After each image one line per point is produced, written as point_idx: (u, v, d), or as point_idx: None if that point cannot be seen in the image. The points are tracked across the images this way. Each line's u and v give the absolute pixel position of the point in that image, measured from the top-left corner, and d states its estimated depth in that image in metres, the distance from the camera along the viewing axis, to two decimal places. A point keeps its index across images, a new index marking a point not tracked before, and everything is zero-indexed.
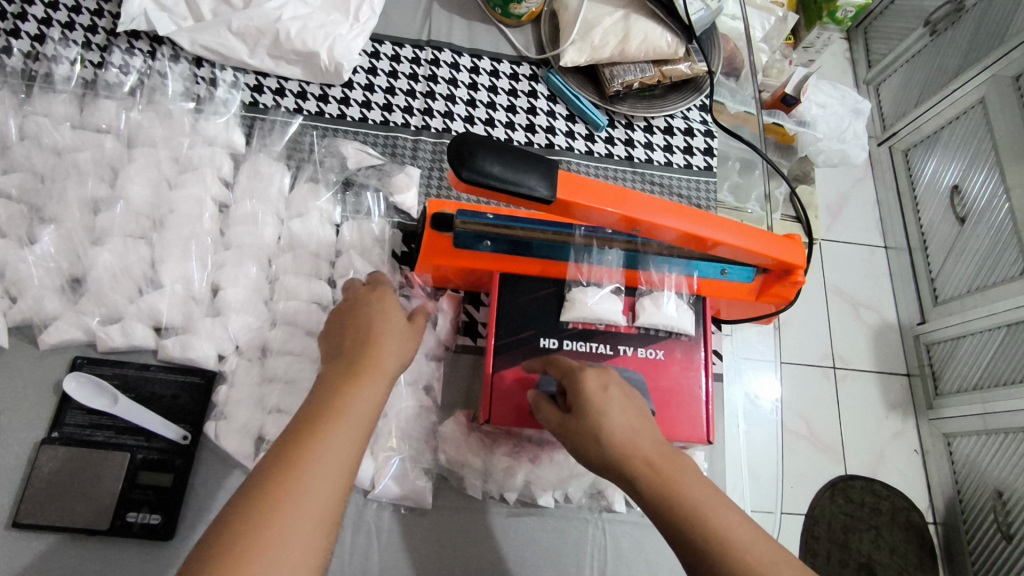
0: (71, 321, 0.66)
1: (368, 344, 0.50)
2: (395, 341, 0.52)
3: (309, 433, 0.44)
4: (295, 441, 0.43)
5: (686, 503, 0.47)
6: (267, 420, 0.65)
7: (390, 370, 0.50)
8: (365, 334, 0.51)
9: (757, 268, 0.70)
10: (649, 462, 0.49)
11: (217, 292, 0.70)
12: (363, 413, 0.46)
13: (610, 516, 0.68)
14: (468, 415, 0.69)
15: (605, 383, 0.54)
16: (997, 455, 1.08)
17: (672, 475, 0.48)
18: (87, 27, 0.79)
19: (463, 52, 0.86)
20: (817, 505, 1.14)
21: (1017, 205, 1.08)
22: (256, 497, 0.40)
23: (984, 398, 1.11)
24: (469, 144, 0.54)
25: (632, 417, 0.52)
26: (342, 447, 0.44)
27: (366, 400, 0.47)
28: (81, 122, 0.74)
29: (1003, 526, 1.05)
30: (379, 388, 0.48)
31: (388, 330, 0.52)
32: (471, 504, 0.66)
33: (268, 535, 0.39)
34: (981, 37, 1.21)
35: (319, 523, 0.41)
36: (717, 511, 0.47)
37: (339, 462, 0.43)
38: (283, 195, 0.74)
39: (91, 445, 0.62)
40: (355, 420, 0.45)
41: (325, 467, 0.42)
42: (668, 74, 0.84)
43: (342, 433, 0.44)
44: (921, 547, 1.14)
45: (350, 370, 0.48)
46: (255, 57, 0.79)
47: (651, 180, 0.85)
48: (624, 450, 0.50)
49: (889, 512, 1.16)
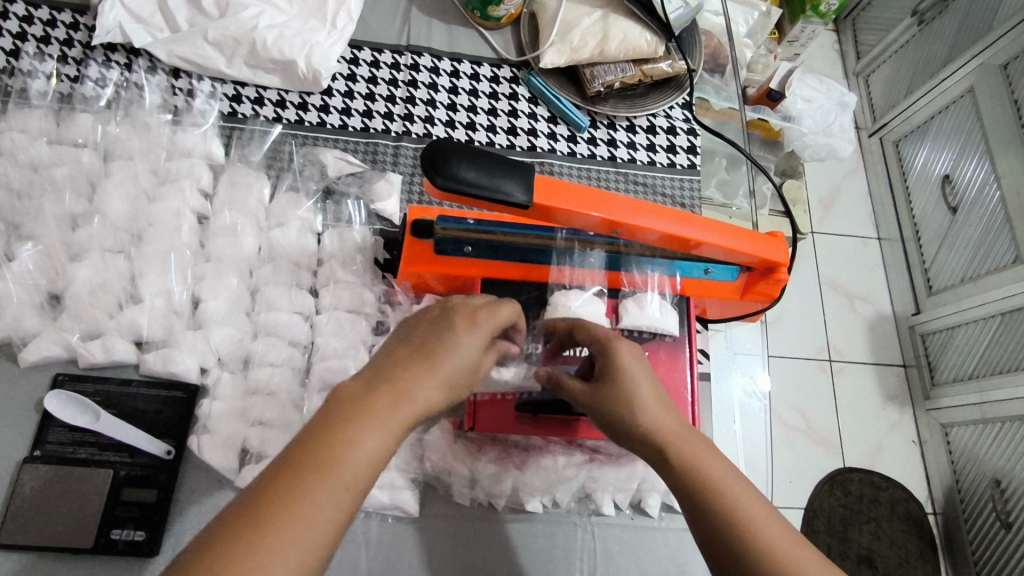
0: (52, 338, 0.65)
1: (401, 373, 0.44)
2: (437, 377, 0.44)
3: (296, 480, 0.37)
4: (276, 489, 0.37)
5: (705, 480, 0.46)
6: (250, 433, 0.65)
7: (417, 412, 0.43)
8: (407, 361, 0.45)
9: (740, 266, 0.70)
10: (672, 438, 0.49)
11: (197, 305, 0.69)
12: (361, 466, 0.39)
13: (600, 519, 0.67)
14: (454, 421, 0.68)
15: (636, 358, 0.53)
16: (995, 444, 1.07)
17: (696, 454, 0.48)
18: (62, 40, 0.79)
19: (442, 56, 0.86)
20: (815, 499, 1.13)
21: (1009, 193, 1.08)
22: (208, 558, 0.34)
23: (980, 387, 1.11)
24: (443, 151, 0.54)
25: (658, 394, 0.51)
26: (323, 507, 0.37)
27: (373, 448, 0.40)
28: (58, 137, 0.73)
29: (1002, 515, 1.04)
30: (392, 435, 0.41)
31: (435, 362, 0.45)
32: (459, 511, 0.66)
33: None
34: (968, 26, 1.20)
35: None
36: (737, 492, 0.46)
37: (318, 524, 0.36)
38: (263, 205, 0.74)
39: (74, 462, 0.62)
40: (349, 476, 0.38)
41: (296, 535, 0.35)
42: (649, 73, 0.83)
43: (328, 491, 0.37)
44: (921, 538, 1.14)
45: (367, 403, 0.41)
46: (232, 67, 0.78)
47: (635, 180, 0.84)
48: (646, 423, 0.49)
49: (888, 504, 1.15)
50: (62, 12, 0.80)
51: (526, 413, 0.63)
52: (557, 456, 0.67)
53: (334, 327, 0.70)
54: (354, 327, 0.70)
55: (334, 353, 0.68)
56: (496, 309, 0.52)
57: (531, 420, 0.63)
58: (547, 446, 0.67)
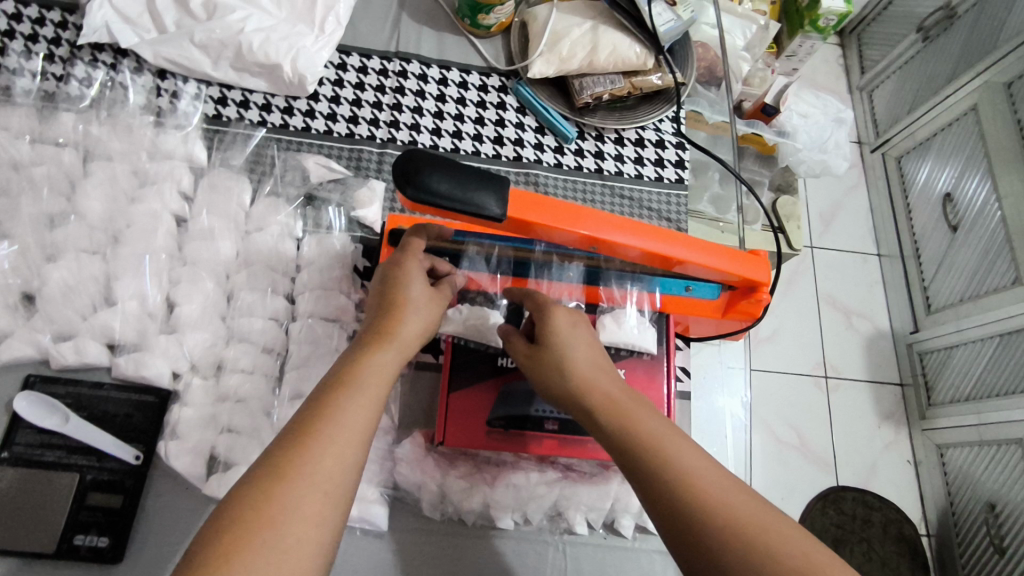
0: (24, 339, 0.65)
1: (386, 314, 0.53)
2: (417, 306, 0.54)
3: (321, 404, 0.46)
4: (308, 413, 0.45)
5: (638, 434, 0.47)
6: (219, 439, 0.64)
7: (409, 338, 0.53)
8: (385, 305, 0.54)
9: (722, 285, 0.69)
10: (607, 398, 0.50)
11: (172, 308, 0.68)
12: (376, 380, 0.48)
13: (572, 538, 0.66)
14: (426, 435, 0.67)
15: (574, 321, 0.55)
16: (990, 467, 1.05)
17: (629, 411, 0.49)
18: (50, 39, 0.79)
19: (431, 63, 0.85)
20: (809, 519, 1.11)
21: (1010, 215, 1.06)
22: (270, 472, 0.42)
23: (976, 409, 1.09)
24: (416, 161, 0.53)
25: (595, 356, 0.53)
26: (352, 418, 0.45)
27: (379, 369, 0.49)
28: (40, 135, 0.73)
29: (996, 540, 1.02)
30: (392, 358, 0.50)
31: (406, 300, 0.54)
32: (429, 525, 0.65)
33: (276, 505, 0.40)
34: (972, 45, 1.19)
35: (326, 495, 0.42)
36: (683, 454, 0.46)
37: (349, 433, 0.45)
38: (243, 209, 0.73)
39: (41, 465, 0.61)
40: (366, 390, 0.47)
41: (335, 441, 0.44)
42: (639, 85, 0.83)
43: (353, 402, 0.46)
44: (913, 560, 1.12)
45: (366, 341, 0.51)
46: (218, 70, 0.78)
47: (621, 193, 0.83)
48: (578, 379, 0.51)
49: (880, 524, 1.13)
50: (51, 10, 0.80)
51: (497, 428, 0.62)
52: (529, 473, 0.65)
53: (308, 335, 0.68)
54: (328, 335, 0.69)
55: (307, 361, 0.68)
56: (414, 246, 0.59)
57: (502, 435, 0.62)
58: (518, 463, 0.66)
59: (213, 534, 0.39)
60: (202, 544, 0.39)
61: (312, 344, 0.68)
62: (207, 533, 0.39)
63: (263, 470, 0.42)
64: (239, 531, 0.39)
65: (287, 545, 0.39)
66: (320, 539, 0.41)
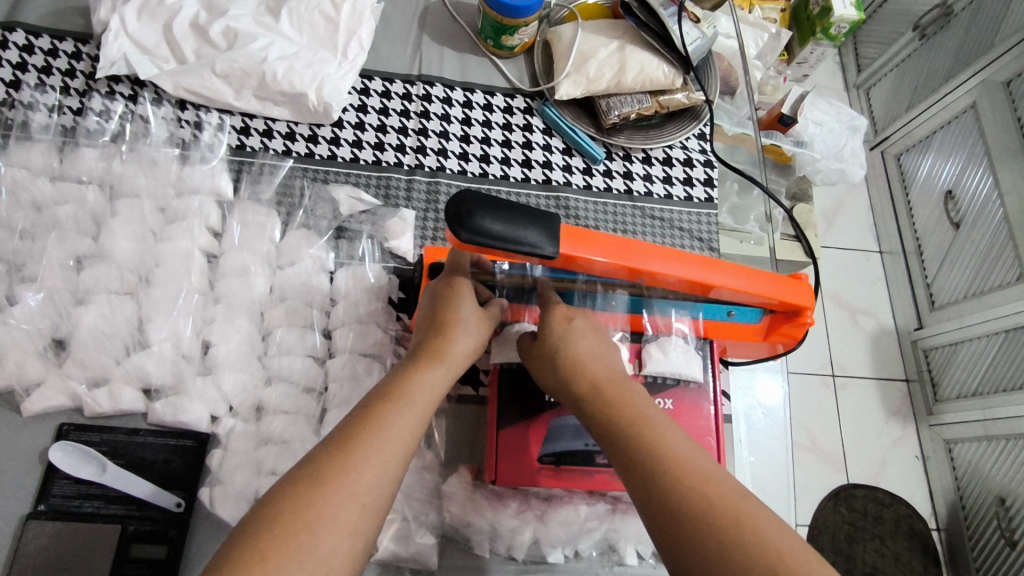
0: (56, 387, 0.63)
1: (436, 335, 0.54)
2: (468, 329, 0.55)
3: (367, 415, 0.45)
4: (353, 424, 0.45)
5: (622, 417, 0.49)
6: (263, 483, 0.62)
7: (457, 360, 0.53)
8: (438, 325, 0.55)
9: (763, 309, 0.69)
10: (597, 384, 0.53)
11: (207, 348, 0.67)
12: (426, 397, 0.49)
13: (623, 569, 0.66)
14: (473, 469, 0.67)
15: (573, 317, 0.59)
16: (999, 462, 1.06)
17: (616, 396, 0.51)
18: (64, 70, 0.77)
19: (455, 86, 0.84)
20: (820, 517, 1.13)
21: (1011, 211, 1.06)
22: (310, 474, 0.41)
23: (981, 404, 1.10)
24: (467, 202, 0.52)
25: (591, 348, 0.56)
26: (395, 431, 0.45)
27: (428, 385, 0.49)
28: (60, 173, 0.71)
29: (1006, 533, 1.03)
30: (438, 376, 0.51)
31: (455, 320, 0.55)
32: (481, 563, 0.64)
33: (314, 510, 0.39)
34: (969, 42, 1.18)
35: (365, 507, 0.41)
36: (663, 435, 0.47)
37: (392, 446, 0.44)
38: (274, 243, 0.72)
39: (80, 518, 0.59)
40: (410, 405, 0.47)
41: (379, 449, 0.43)
42: (666, 104, 0.82)
43: (402, 414, 0.46)
44: (925, 555, 1.13)
45: (417, 359, 0.52)
46: (241, 99, 0.76)
47: (652, 214, 0.83)
48: (569, 365, 0.54)
49: (892, 521, 1.14)
50: (64, 41, 0.78)
51: (547, 465, 0.61)
52: (579, 507, 0.65)
53: (348, 371, 0.67)
54: (369, 371, 0.67)
55: (347, 399, 0.66)
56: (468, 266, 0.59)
57: (553, 472, 0.61)
58: (569, 496, 0.65)
59: (246, 538, 0.38)
60: (232, 548, 0.38)
61: (353, 380, 0.66)
62: (241, 539, 0.38)
63: (303, 475, 0.41)
64: (276, 534, 0.38)
65: (321, 553, 0.38)
66: (353, 551, 0.40)
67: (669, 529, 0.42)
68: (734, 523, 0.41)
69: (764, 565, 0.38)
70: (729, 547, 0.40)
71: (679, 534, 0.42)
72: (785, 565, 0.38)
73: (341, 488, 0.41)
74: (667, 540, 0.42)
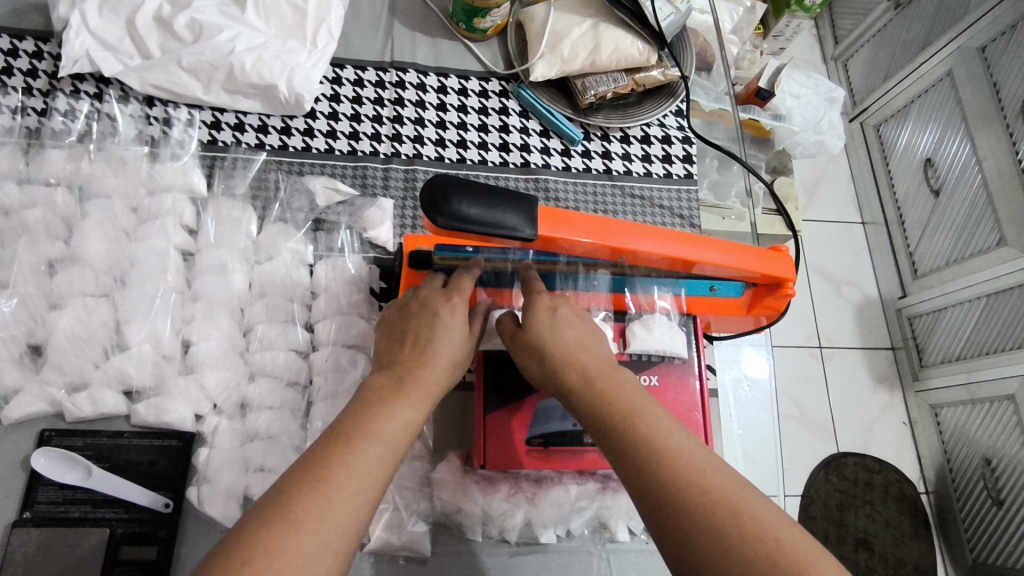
0: (34, 394, 0.62)
1: (415, 356, 0.50)
2: (448, 352, 0.52)
3: (342, 447, 0.42)
4: (327, 454, 0.42)
5: (614, 407, 0.49)
6: (252, 480, 0.62)
7: (435, 390, 0.50)
8: (417, 347, 0.51)
9: (745, 283, 0.68)
10: (587, 373, 0.52)
11: (188, 348, 0.66)
12: (404, 430, 0.45)
13: (615, 546, 0.66)
14: (462, 456, 0.67)
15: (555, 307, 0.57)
16: (984, 424, 1.08)
17: (606, 386, 0.51)
18: (26, 71, 0.75)
19: (428, 72, 0.83)
20: (810, 486, 1.14)
21: (990, 175, 1.07)
22: (279, 511, 0.38)
23: (966, 367, 1.12)
24: (444, 187, 0.51)
25: (578, 337, 0.55)
26: (372, 467, 0.42)
27: (406, 416, 0.46)
28: (28, 177, 0.69)
29: (993, 493, 1.05)
30: (417, 412, 0.47)
31: (436, 348, 0.51)
32: (473, 548, 0.64)
33: (285, 554, 0.36)
34: (945, 8, 1.17)
35: (337, 549, 0.38)
36: (657, 425, 0.47)
37: (369, 482, 0.41)
38: (251, 239, 0.71)
39: (67, 522, 0.58)
40: (387, 443, 0.44)
41: (355, 484, 0.41)
42: (642, 82, 0.81)
43: (377, 448, 0.43)
44: (914, 518, 1.15)
45: (394, 383, 0.48)
46: (210, 93, 0.75)
47: (632, 193, 0.83)
48: (558, 356, 0.53)
49: (881, 486, 1.16)
50: (24, 40, 0.76)
51: (536, 447, 0.62)
52: (570, 487, 0.65)
53: (333, 364, 0.67)
54: (353, 364, 0.67)
55: (333, 393, 0.65)
56: (463, 285, 0.57)
57: (542, 454, 0.62)
58: (559, 477, 0.66)
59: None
60: None
61: (337, 372, 0.66)
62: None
63: (274, 510, 0.38)
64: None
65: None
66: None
67: (668, 524, 0.42)
68: (731, 514, 0.41)
69: (763, 554, 0.38)
70: (731, 541, 0.39)
71: (678, 528, 0.41)
72: (783, 553, 0.38)
73: (312, 528, 0.38)
74: (665, 532, 0.42)
